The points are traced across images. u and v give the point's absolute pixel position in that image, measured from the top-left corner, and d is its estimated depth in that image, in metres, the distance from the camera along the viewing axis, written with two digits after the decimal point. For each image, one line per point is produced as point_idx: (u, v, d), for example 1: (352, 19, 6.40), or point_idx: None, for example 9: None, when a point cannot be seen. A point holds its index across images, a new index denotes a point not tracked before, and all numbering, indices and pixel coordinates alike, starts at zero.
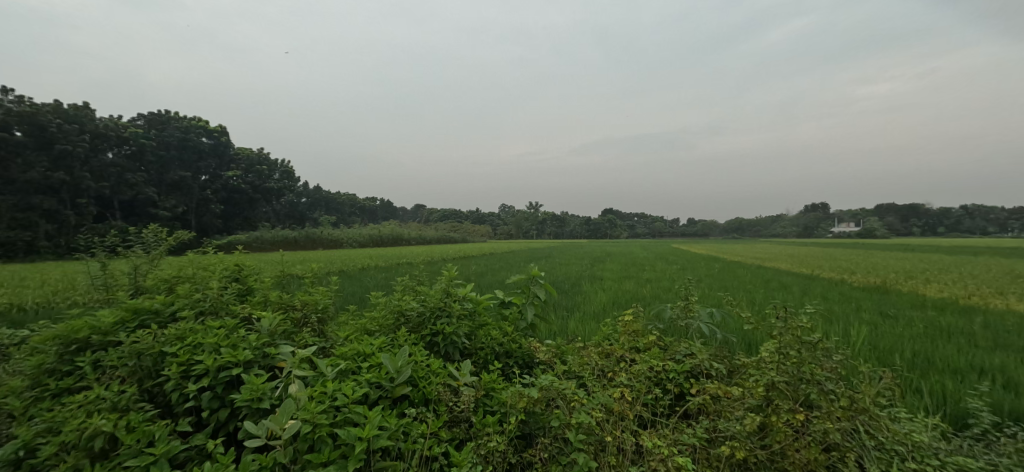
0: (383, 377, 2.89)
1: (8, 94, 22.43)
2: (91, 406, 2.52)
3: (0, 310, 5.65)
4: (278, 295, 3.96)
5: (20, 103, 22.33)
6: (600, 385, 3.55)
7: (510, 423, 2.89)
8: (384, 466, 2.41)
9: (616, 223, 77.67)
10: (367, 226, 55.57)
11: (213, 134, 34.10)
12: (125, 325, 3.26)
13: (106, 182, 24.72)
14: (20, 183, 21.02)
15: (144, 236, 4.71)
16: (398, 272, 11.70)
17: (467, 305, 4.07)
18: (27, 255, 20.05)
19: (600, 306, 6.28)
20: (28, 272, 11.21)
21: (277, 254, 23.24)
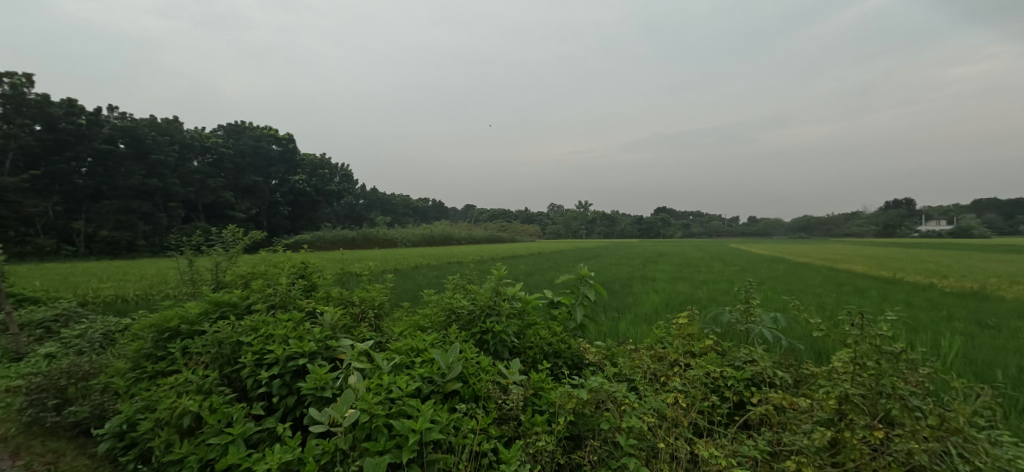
0: (435, 372, 2.98)
1: (114, 111, 25.61)
2: (181, 388, 2.82)
3: (107, 300, 6.47)
4: (338, 292, 4.20)
5: (123, 119, 25.39)
6: (652, 389, 3.43)
7: (559, 424, 2.87)
8: (435, 459, 2.48)
9: (671, 222, 74.62)
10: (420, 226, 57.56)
11: (283, 141, 36.70)
12: (208, 315, 3.61)
13: (191, 188, 27.54)
14: (123, 189, 24.13)
15: (224, 236, 5.16)
16: (447, 271, 11.98)
17: (516, 304, 4.11)
18: (128, 252, 23.34)
19: (652, 308, 6.08)
20: (130, 268, 12.77)
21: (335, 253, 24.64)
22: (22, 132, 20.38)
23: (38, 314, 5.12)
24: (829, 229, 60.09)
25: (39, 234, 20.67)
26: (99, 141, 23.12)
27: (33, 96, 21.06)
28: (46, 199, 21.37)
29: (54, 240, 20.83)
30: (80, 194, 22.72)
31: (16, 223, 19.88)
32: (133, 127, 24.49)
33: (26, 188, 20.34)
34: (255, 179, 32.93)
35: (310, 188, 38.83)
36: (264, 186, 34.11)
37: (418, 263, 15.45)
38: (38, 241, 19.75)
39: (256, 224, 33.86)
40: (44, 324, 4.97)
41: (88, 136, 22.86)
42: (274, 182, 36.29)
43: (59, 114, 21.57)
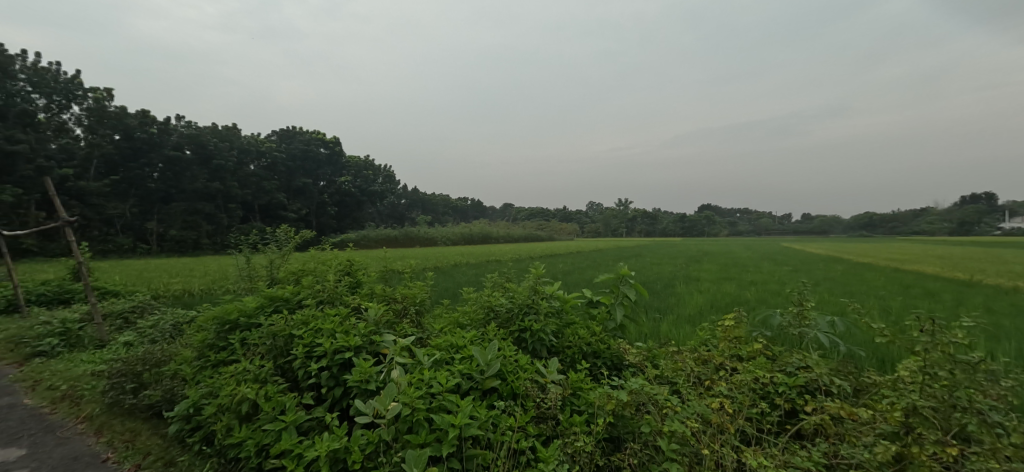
0: (474, 369, 3.04)
1: (182, 121, 27.85)
2: (240, 376, 3.02)
3: (176, 294, 7.07)
4: (381, 289, 4.35)
5: (189, 127, 27.52)
6: (696, 393, 3.30)
7: (598, 425, 2.83)
8: (474, 454, 2.52)
9: (718, 220, 71.14)
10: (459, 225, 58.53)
11: (331, 144, 38.31)
12: (264, 309, 3.84)
13: (248, 190, 29.44)
14: (189, 193, 26.21)
15: (278, 235, 5.48)
16: (485, 269, 12.11)
17: (554, 303, 4.09)
18: (193, 249, 25.69)
19: (696, 309, 5.85)
20: (195, 264, 13.86)
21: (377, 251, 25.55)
22: (103, 142, 22.71)
23: (118, 306, 5.68)
24: (896, 227, 55.05)
25: (118, 234, 23.19)
26: (168, 148, 25.22)
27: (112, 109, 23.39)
28: (124, 202, 23.70)
29: (131, 239, 23.30)
30: (152, 197, 24.97)
31: (99, 224, 22.37)
32: (197, 135, 26.52)
33: (107, 192, 22.69)
34: (305, 181, 34.65)
35: (356, 189, 40.31)
36: (313, 188, 35.80)
37: (457, 262, 15.73)
38: (118, 240, 22.27)
39: (306, 224, 35.72)
40: (122, 315, 5.50)
41: (158, 144, 25.03)
42: (323, 183, 38.08)
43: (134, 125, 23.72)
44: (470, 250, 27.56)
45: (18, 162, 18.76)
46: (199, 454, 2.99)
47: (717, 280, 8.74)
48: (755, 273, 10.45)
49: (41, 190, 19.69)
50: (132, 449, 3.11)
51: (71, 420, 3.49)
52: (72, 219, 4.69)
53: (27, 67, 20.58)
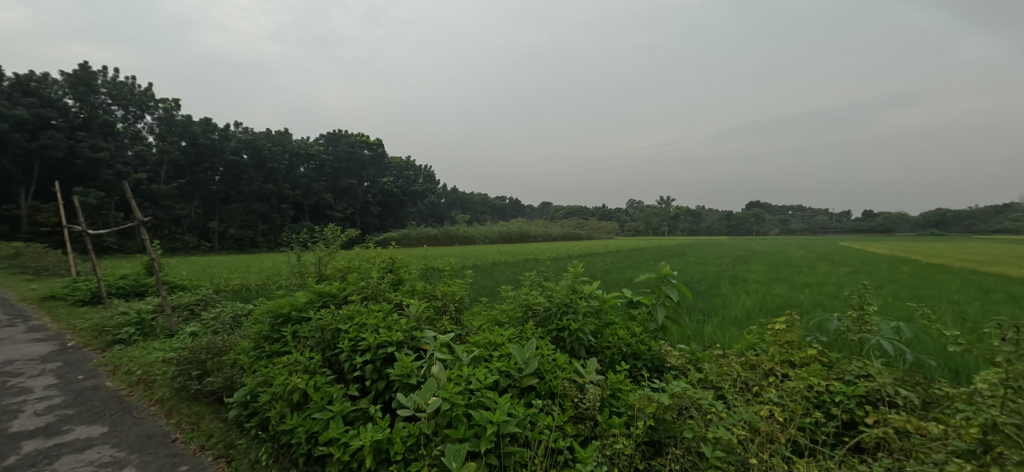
0: (512, 366, 3.05)
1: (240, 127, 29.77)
2: (292, 367, 3.20)
3: (233, 288, 7.61)
4: (422, 286, 4.46)
5: (246, 133, 29.36)
6: (743, 400, 3.15)
7: (638, 428, 2.77)
8: (511, 451, 2.54)
9: (770, 218, 67.17)
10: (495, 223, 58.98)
11: (375, 145, 39.51)
12: (313, 303, 4.04)
13: (299, 191, 31.02)
14: (248, 194, 28.00)
15: (326, 234, 5.75)
16: (520, 268, 12.11)
17: (593, 303, 4.02)
18: (250, 246, 27.60)
19: (745, 311, 5.58)
20: (250, 261, 14.86)
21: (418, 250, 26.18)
22: (171, 148, 25.04)
23: (185, 299, 6.18)
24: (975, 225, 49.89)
25: (185, 233, 25.37)
26: (227, 153, 27.05)
27: (179, 117, 25.64)
28: (190, 203, 25.84)
29: (195, 237, 25.50)
30: (215, 198, 26.94)
31: (169, 223, 24.60)
32: (253, 140, 28.14)
33: (175, 194, 25.03)
34: (351, 182, 36.06)
35: (399, 188, 41.45)
36: (358, 188, 37.21)
37: (493, 260, 15.87)
38: (185, 238, 24.61)
39: (352, 223, 37.29)
40: (188, 308, 5.98)
41: (218, 149, 26.89)
42: (368, 184, 39.48)
43: (196, 131, 25.69)
44: (508, 249, 27.68)
45: (100, 167, 21.22)
46: (255, 439, 3.19)
47: (766, 281, 8.27)
48: (807, 274, 9.80)
49: (120, 193, 21.98)
50: (197, 432, 3.38)
51: (145, 403, 3.84)
52: (145, 219, 5.11)
53: (109, 82, 23.12)
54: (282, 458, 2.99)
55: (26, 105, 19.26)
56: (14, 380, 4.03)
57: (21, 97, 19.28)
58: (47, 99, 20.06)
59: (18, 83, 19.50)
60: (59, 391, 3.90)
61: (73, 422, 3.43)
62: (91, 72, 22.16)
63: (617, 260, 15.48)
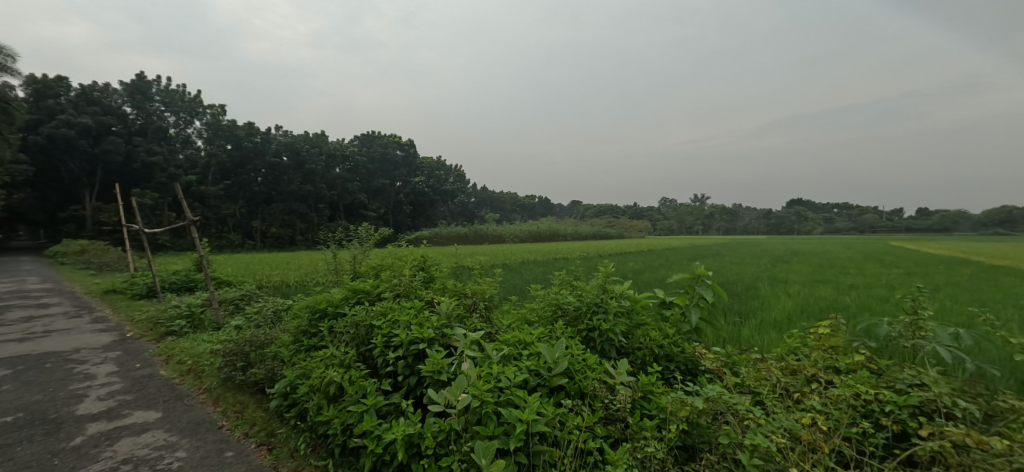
0: (541, 366, 3.04)
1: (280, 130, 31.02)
2: (328, 361, 3.32)
3: (271, 284, 7.95)
4: (452, 284, 4.52)
5: (287, 136, 30.56)
6: (783, 406, 3.01)
7: (670, 431, 2.70)
8: (540, 450, 2.55)
9: (813, 216, 63.81)
10: (525, 222, 58.89)
11: (408, 146, 40.06)
12: (348, 300, 4.17)
13: (336, 191, 32.00)
14: (288, 194, 29.17)
15: (361, 232, 5.91)
16: (548, 266, 12.01)
17: (624, 303, 3.95)
18: (290, 244, 28.92)
19: (785, 314, 5.33)
20: (289, 258, 15.50)
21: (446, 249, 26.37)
22: (218, 152, 26.56)
23: (230, 294, 6.52)
24: None
25: (231, 231, 26.91)
26: (269, 155, 28.20)
27: (225, 122, 27.11)
28: (236, 204, 27.30)
29: (240, 235, 26.98)
30: (257, 198, 28.31)
31: (216, 222, 26.22)
32: (292, 143, 29.15)
33: (222, 195, 26.60)
34: (385, 182, 36.87)
35: (430, 188, 42.02)
36: (391, 188, 38.11)
37: (522, 259, 15.83)
38: (231, 236, 26.09)
39: (385, 222, 38.24)
40: (233, 302, 6.31)
41: (260, 152, 28.09)
42: (401, 183, 40.23)
43: (241, 135, 27.14)
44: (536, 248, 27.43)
45: (155, 170, 22.71)
46: (295, 428, 3.34)
47: (809, 283, 7.84)
48: (854, 276, 9.19)
49: (173, 195, 23.51)
50: (242, 420, 3.56)
51: (195, 392, 4.08)
52: (195, 219, 5.37)
53: (162, 90, 24.75)
54: (320, 448, 3.11)
55: (91, 113, 21.04)
56: (80, 367, 4.38)
57: (86, 106, 21.19)
58: (109, 107, 21.90)
59: (83, 93, 21.50)
60: (119, 378, 4.20)
61: (131, 407, 3.69)
62: (146, 81, 23.88)
63: (649, 260, 15.07)
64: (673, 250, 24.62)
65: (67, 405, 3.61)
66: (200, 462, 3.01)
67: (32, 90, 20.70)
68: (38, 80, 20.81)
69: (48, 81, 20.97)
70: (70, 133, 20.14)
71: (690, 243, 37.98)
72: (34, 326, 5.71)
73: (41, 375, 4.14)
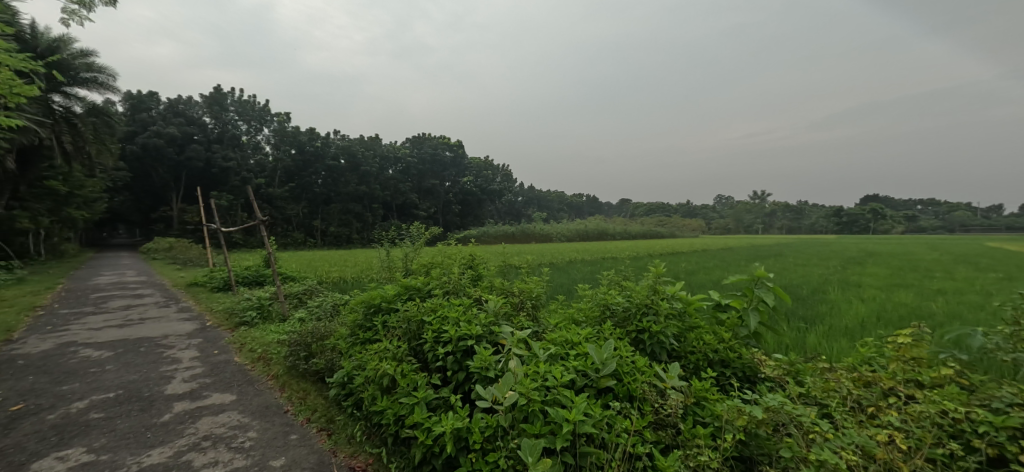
0: (588, 366, 2.99)
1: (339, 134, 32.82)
2: (382, 354, 3.47)
3: (327, 281, 8.44)
4: (499, 282, 4.58)
5: (345, 139, 32.29)
6: (855, 421, 2.77)
7: (725, 441, 2.56)
8: (587, 452, 2.53)
9: (894, 213, 57.99)
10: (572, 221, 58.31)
11: (456, 146, 40.83)
12: (401, 296, 4.34)
13: (389, 192, 33.32)
14: (345, 194, 30.78)
15: (411, 231, 6.14)
16: (591, 267, 11.82)
17: (675, 304, 3.80)
18: (347, 242, 30.57)
19: (857, 321, 4.89)
20: (344, 257, 16.39)
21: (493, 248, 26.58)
22: (284, 156, 28.65)
23: (294, 289, 7.02)
24: None
25: (295, 230, 28.89)
26: (328, 159, 29.91)
27: (290, 128, 29.19)
28: (300, 204, 29.27)
29: (303, 234, 28.88)
30: (318, 199, 30.18)
31: (281, 222, 28.24)
32: (349, 146, 30.71)
33: (287, 196, 28.68)
34: (434, 182, 37.89)
35: (478, 188, 42.64)
36: (440, 188, 39.11)
37: (566, 259, 15.53)
38: (295, 235, 27.99)
39: (435, 221, 39.34)
40: (297, 296, 6.78)
41: (321, 156, 29.86)
42: (449, 183, 41.16)
43: (304, 140, 28.99)
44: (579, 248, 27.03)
45: (230, 175, 24.85)
46: (352, 416, 3.54)
47: (880, 288, 7.09)
48: (936, 280, 8.19)
49: (246, 197, 25.40)
50: (305, 406, 3.82)
51: (265, 378, 4.43)
52: (264, 219, 5.83)
53: (236, 101, 27.27)
54: (374, 436, 3.27)
55: (177, 124, 23.70)
56: (169, 351, 4.91)
57: (172, 118, 23.94)
58: (191, 118, 24.52)
59: (170, 106, 24.35)
60: (200, 362, 4.67)
61: (210, 389, 4.09)
62: (222, 93, 26.52)
63: (699, 261, 14.40)
64: (726, 250, 23.34)
65: (158, 385, 4.06)
66: (269, 443, 3.27)
67: (130, 105, 23.61)
68: (135, 96, 23.75)
69: (142, 96, 23.91)
70: (159, 142, 22.52)
71: (748, 242, 35.81)
72: (131, 314, 6.48)
73: (137, 357, 4.69)
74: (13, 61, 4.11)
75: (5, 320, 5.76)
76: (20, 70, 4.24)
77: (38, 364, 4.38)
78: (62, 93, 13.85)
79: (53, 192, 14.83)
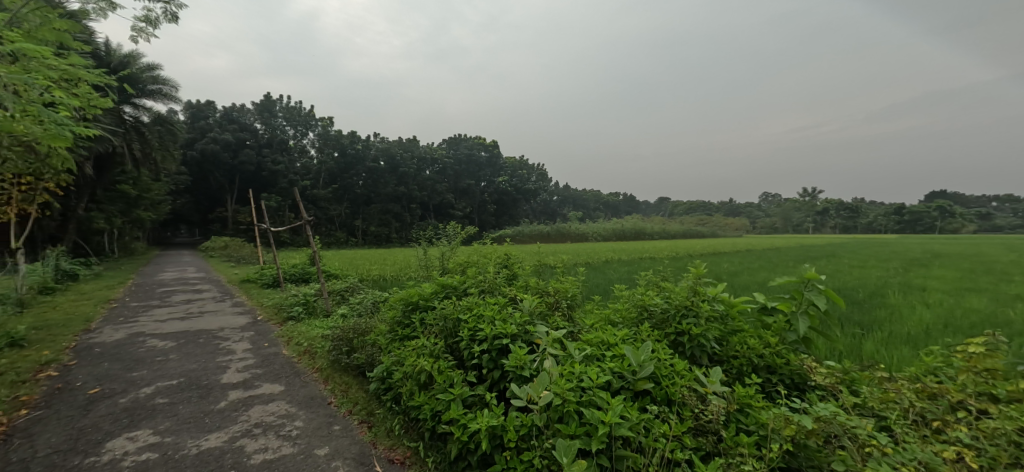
0: (625, 368, 2.93)
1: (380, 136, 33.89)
2: (420, 350, 3.56)
3: (365, 278, 8.74)
4: (534, 281, 4.56)
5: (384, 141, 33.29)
6: (918, 436, 2.56)
7: (772, 451, 2.43)
8: (623, 455, 2.48)
9: (965, 211, 53.00)
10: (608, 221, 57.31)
11: (491, 146, 41.12)
12: (438, 294, 4.44)
13: (427, 192, 34.06)
14: (385, 195, 31.73)
15: (447, 231, 6.26)
16: (625, 267, 11.55)
17: (717, 307, 3.64)
18: (387, 242, 31.50)
19: (921, 328, 4.51)
20: (382, 257, 16.91)
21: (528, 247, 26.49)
22: (327, 159, 29.88)
23: (336, 286, 7.33)
24: None
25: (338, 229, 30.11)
26: (368, 161, 30.95)
27: (333, 132, 30.45)
28: (343, 205, 30.50)
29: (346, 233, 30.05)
30: (359, 200, 31.31)
31: (325, 222, 29.52)
32: (389, 148, 31.64)
33: (331, 197, 29.92)
34: (470, 182, 38.36)
35: (513, 187, 42.73)
36: (476, 188, 39.54)
37: (601, 259, 15.23)
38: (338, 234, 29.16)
39: (471, 221, 39.85)
40: (340, 293, 7.08)
41: (362, 158, 30.95)
42: (485, 184, 41.52)
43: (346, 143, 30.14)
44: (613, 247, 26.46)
45: (279, 177, 26.26)
46: (391, 411, 3.66)
47: (944, 292, 6.49)
48: (1011, 284, 7.41)
49: (292, 198, 26.82)
50: (347, 398, 3.98)
51: (310, 370, 4.66)
52: (309, 219, 6.13)
53: (284, 107, 28.76)
54: (412, 430, 3.37)
55: (231, 130, 25.28)
56: (226, 343, 5.27)
57: (227, 125, 25.59)
58: (244, 125, 26.11)
59: (226, 114, 26.04)
60: (253, 354, 4.97)
61: (262, 379, 4.35)
62: (272, 100, 28.06)
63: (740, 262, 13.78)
64: (770, 252, 22.15)
65: (215, 374, 4.36)
66: (314, 432, 3.43)
67: (190, 114, 25.45)
68: (195, 105, 25.58)
69: (201, 105, 25.71)
70: (215, 148, 24.11)
71: (797, 242, 33.76)
72: (192, 307, 7.01)
73: (196, 348, 5.05)
74: (88, 75, 4.49)
75: (84, 311, 6.37)
76: (96, 83, 4.64)
77: (112, 351, 4.82)
78: (133, 104, 15.05)
79: (124, 195, 16.17)
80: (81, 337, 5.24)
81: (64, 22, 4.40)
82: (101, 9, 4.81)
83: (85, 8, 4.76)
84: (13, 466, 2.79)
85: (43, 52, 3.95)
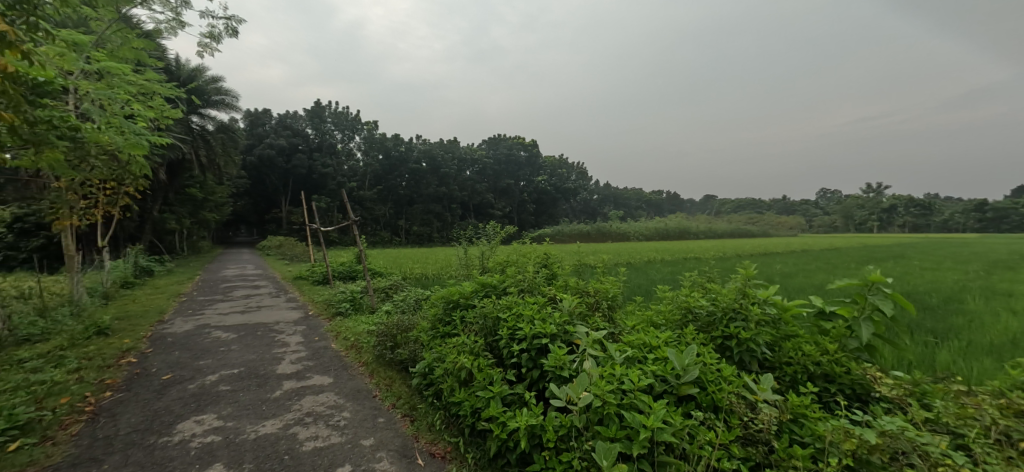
0: (668, 372, 2.82)
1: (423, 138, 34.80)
2: (460, 348, 3.63)
3: (406, 277, 8.99)
4: (574, 281, 4.52)
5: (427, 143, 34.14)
6: (1002, 458, 2.31)
7: (829, 464, 2.27)
8: (665, 461, 2.41)
9: None
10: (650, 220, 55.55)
11: (530, 146, 41.08)
12: (478, 292, 4.50)
13: (467, 192, 34.57)
14: (427, 195, 32.53)
15: (486, 231, 6.32)
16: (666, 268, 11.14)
17: (769, 310, 3.44)
18: (429, 241, 32.25)
19: (1006, 337, 4.06)
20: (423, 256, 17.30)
21: (567, 246, 26.14)
22: (373, 161, 31.04)
23: (381, 284, 7.61)
24: None
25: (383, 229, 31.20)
26: (411, 162, 31.84)
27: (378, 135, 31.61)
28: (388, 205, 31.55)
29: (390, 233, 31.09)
30: (403, 201, 32.29)
31: (371, 222, 30.68)
32: (431, 150, 32.40)
33: (376, 198, 31.06)
34: (510, 182, 38.51)
35: (553, 187, 42.43)
36: (515, 187, 39.65)
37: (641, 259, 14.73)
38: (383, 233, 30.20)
39: (511, 220, 40.00)
40: (383, 291, 7.34)
41: (405, 160, 31.90)
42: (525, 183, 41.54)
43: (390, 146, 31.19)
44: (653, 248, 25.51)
45: (328, 180, 27.61)
46: (432, 405, 3.75)
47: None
48: None
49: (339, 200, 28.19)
50: (390, 392, 4.13)
51: (356, 364, 4.86)
52: (354, 219, 6.39)
53: (333, 113, 30.22)
54: (452, 426, 3.44)
55: (286, 135, 26.83)
56: (280, 336, 5.61)
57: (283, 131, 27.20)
58: (297, 130, 27.65)
59: (281, 120, 27.71)
60: (305, 347, 5.26)
61: (312, 371, 4.59)
62: (322, 106, 29.58)
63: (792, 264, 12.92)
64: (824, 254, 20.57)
65: (271, 365, 4.65)
66: (360, 423, 3.58)
67: (249, 121, 27.30)
68: (253, 113, 27.41)
69: (259, 113, 27.52)
70: (271, 153, 25.69)
71: (858, 243, 31.14)
72: (251, 302, 7.52)
73: (255, 340, 5.41)
74: (161, 88, 4.92)
75: (159, 304, 7.01)
76: (168, 96, 5.09)
77: (182, 341, 5.26)
78: (199, 114, 16.33)
79: (192, 198, 17.55)
80: (156, 327, 5.76)
81: (141, 41, 4.86)
82: (173, 28, 5.26)
83: (158, 27, 5.22)
84: (98, 442, 3.11)
85: (125, 70, 4.39)
